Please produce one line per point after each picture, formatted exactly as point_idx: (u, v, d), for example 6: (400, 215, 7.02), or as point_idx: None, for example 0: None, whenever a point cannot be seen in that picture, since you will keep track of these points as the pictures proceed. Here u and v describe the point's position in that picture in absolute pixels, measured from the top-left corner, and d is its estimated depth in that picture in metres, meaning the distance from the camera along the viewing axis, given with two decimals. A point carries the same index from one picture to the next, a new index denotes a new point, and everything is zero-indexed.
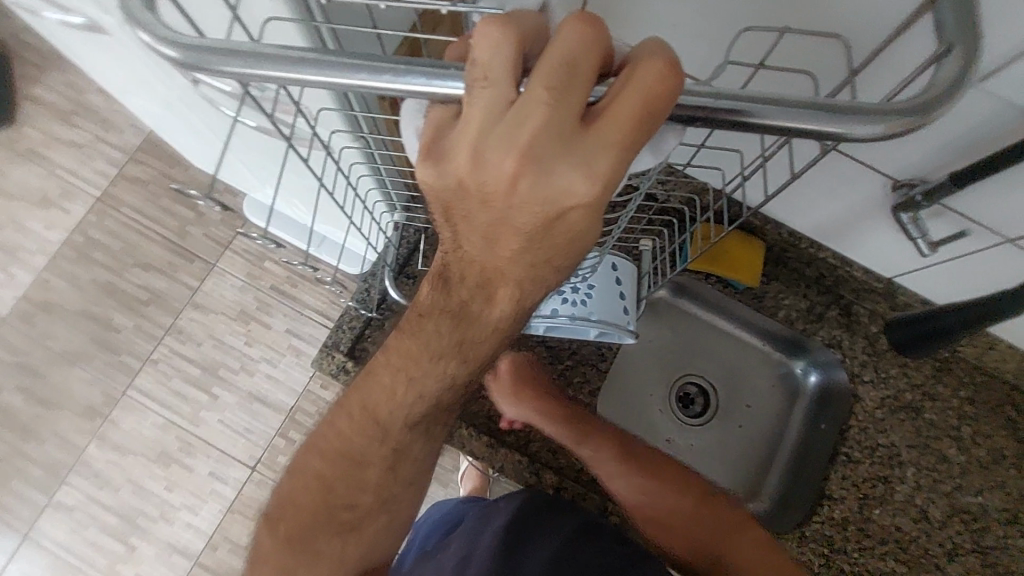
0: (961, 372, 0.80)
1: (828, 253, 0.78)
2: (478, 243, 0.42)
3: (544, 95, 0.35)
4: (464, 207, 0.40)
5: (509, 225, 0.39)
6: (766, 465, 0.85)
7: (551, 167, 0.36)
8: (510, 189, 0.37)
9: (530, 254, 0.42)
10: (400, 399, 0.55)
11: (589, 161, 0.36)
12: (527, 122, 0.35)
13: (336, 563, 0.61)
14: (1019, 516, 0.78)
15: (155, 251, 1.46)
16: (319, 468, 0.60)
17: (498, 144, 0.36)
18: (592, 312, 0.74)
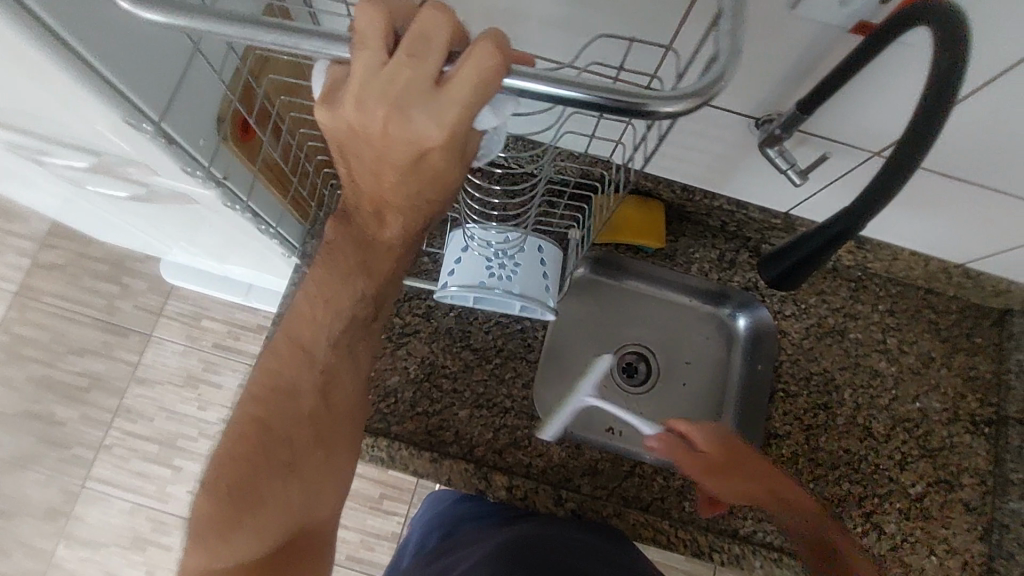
0: (875, 287, 0.84)
1: (723, 201, 0.78)
2: (367, 178, 0.43)
3: (405, 59, 0.36)
4: (354, 150, 0.41)
5: (387, 167, 0.41)
6: (717, 419, 0.84)
7: (412, 121, 0.37)
8: (383, 136, 0.38)
9: (408, 191, 0.44)
10: (320, 322, 0.55)
11: (442, 112, 0.37)
12: (391, 85, 0.36)
13: (284, 506, 0.56)
14: (958, 413, 0.80)
15: (87, 334, 1.40)
16: (253, 412, 0.56)
17: (369, 99, 0.37)
18: (515, 286, 0.69)
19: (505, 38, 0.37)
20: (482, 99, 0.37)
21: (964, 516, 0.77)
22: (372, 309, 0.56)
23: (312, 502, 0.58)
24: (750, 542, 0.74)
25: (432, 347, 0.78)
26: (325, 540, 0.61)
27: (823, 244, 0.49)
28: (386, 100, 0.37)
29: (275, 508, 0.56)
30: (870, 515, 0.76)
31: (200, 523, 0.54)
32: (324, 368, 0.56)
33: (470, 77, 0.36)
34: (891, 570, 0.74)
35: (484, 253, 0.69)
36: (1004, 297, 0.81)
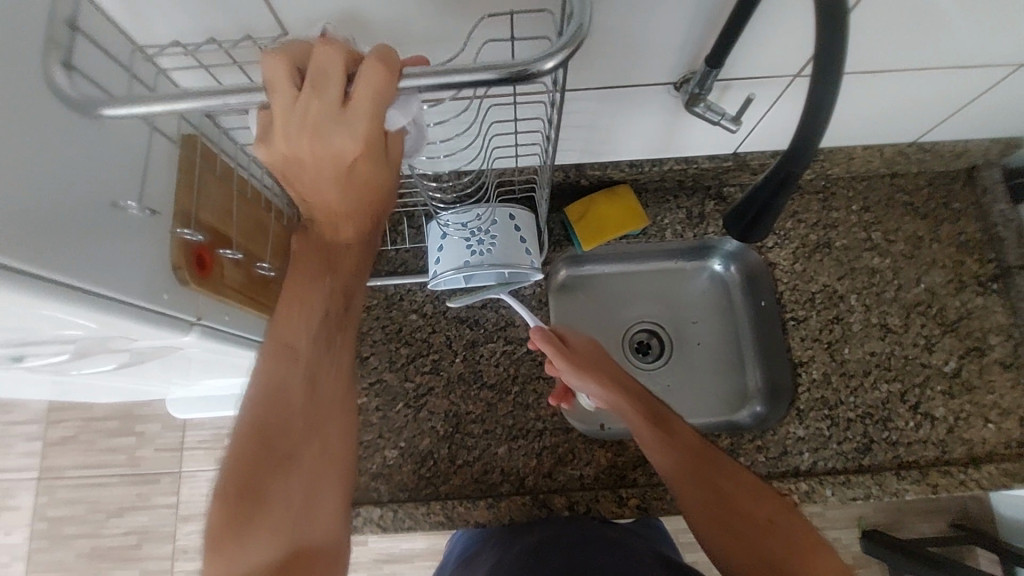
0: (843, 190, 0.85)
1: (671, 162, 0.79)
2: (311, 194, 0.46)
3: (312, 93, 0.40)
4: (298, 176, 0.44)
5: (326, 185, 0.45)
6: (741, 363, 0.86)
7: (331, 139, 0.40)
8: (313, 159, 0.42)
9: (350, 198, 0.47)
10: (298, 322, 0.54)
11: (355, 127, 0.40)
12: (306, 113, 0.40)
13: (290, 507, 0.53)
14: (963, 280, 0.81)
15: (120, 492, 1.39)
16: (251, 419, 0.54)
17: (291, 132, 0.40)
18: (497, 257, 0.73)
19: (389, 52, 0.40)
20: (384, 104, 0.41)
21: (1004, 375, 0.77)
22: (347, 307, 0.55)
23: (316, 502, 0.55)
24: (814, 474, 0.74)
25: (452, 398, 0.78)
26: (338, 552, 0.56)
27: (776, 194, 0.52)
28: (307, 130, 0.40)
29: (283, 505, 0.53)
30: (916, 407, 0.76)
31: (211, 534, 0.51)
32: (313, 368, 0.55)
33: (366, 93, 0.40)
34: (955, 452, 0.74)
35: (462, 235, 0.73)
36: (965, 157, 0.82)
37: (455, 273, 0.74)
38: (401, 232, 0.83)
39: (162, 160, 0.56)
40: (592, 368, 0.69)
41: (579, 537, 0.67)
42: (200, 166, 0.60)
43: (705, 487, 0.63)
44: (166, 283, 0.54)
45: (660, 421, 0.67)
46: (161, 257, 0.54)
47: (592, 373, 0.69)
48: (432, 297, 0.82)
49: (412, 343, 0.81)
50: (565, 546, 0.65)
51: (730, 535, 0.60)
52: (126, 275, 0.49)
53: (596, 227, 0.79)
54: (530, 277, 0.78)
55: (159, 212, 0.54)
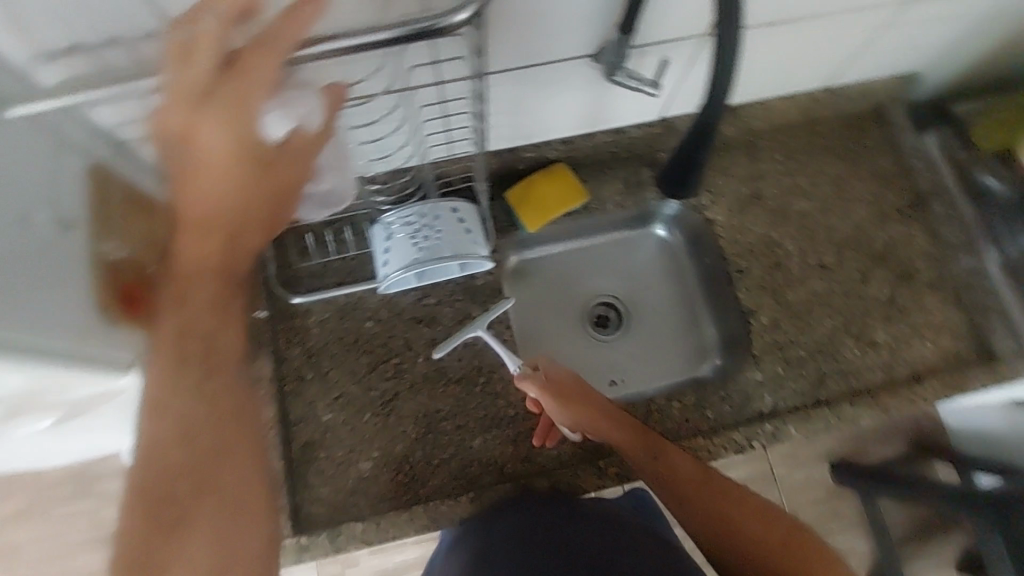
0: (768, 140, 0.88)
1: (600, 136, 0.81)
2: (196, 170, 0.45)
3: (190, 60, 0.43)
4: (190, 148, 0.45)
5: (212, 168, 0.45)
6: (696, 319, 0.89)
7: (214, 110, 0.43)
8: (198, 127, 0.43)
9: (235, 190, 0.46)
10: (188, 319, 0.46)
11: (237, 97, 0.43)
12: (193, 83, 0.43)
13: (214, 537, 0.43)
14: (886, 211, 0.86)
15: (93, 556, 1.30)
16: (150, 435, 0.44)
17: (180, 101, 0.43)
18: (444, 250, 0.74)
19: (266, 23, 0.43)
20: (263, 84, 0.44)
21: (934, 294, 0.83)
22: (228, 308, 0.48)
23: (245, 521, 0.45)
24: (777, 414, 0.77)
25: (419, 399, 0.77)
26: None
27: (698, 145, 0.56)
28: (194, 105, 0.43)
29: (204, 532, 0.43)
30: (860, 336, 0.81)
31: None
32: (204, 369, 0.46)
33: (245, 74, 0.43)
34: (900, 372, 0.79)
35: (406, 233, 0.74)
36: (871, 95, 0.88)
37: (404, 272, 0.73)
38: (344, 240, 0.81)
39: (74, 179, 0.53)
40: (591, 399, 0.69)
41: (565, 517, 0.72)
42: (113, 196, 0.57)
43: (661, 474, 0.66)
44: (83, 314, 0.50)
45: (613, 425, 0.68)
46: (77, 281, 0.50)
47: (586, 402, 0.68)
48: (385, 302, 0.81)
49: (372, 350, 0.79)
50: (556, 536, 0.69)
51: (735, 551, 0.62)
52: (49, 316, 0.46)
53: (538, 206, 0.79)
54: (481, 265, 0.79)
55: (71, 225, 0.50)
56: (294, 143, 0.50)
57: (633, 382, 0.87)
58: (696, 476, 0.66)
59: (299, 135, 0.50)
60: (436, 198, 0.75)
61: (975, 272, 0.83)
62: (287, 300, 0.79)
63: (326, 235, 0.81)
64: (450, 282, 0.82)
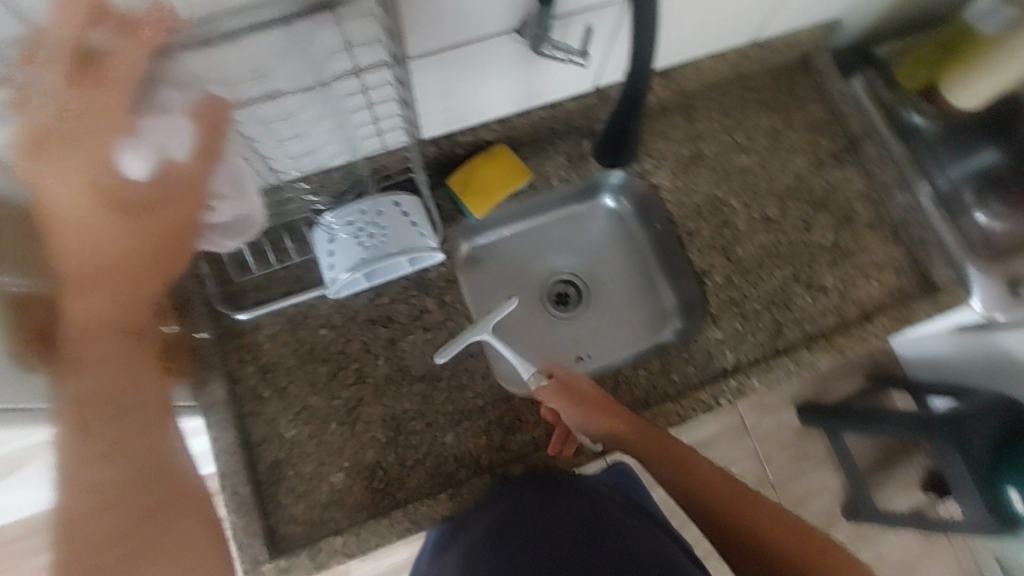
0: (703, 100, 0.88)
1: (539, 111, 0.79)
2: (71, 207, 0.45)
3: (54, 91, 0.42)
4: (57, 184, 0.44)
5: (77, 219, 0.45)
6: (654, 286, 0.90)
7: (85, 144, 0.43)
8: (66, 162, 0.43)
9: (109, 234, 0.47)
10: (91, 352, 0.50)
11: (109, 128, 0.44)
12: (58, 116, 0.43)
13: (158, 543, 0.50)
14: (822, 159, 0.88)
15: None
16: (77, 461, 0.49)
17: (46, 136, 0.43)
18: (391, 247, 0.72)
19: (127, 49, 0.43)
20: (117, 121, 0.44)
21: (874, 234, 0.86)
22: (136, 358, 0.53)
23: (176, 508, 0.53)
24: (740, 368, 0.79)
25: (385, 402, 0.75)
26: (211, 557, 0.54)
27: (629, 116, 0.56)
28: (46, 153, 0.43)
29: (148, 534, 0.50)
30: (810, 283, 0.83)
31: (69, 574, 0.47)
32: (111, 391, 0.50)
33: (91, 113, 0.43)
34: (851, 313, 0.82)
35: (350, 233, 0.71)
36: (796, 45, 0.89)
37: (352, 274, 0.71)
38: (284, 249, 0.77)
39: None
40: (626, 416, 0.68)
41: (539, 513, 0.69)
42: None
43: (676, 469, 0.67)
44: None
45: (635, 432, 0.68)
46: None
47: (622, 420, 0.68)
48: (338, 307, 0.78)
49: (329, 359, 0.76)
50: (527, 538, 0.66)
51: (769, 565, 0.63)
52: None
53: (482, 190, 0.77)
54: (432, 257, 0.77)
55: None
56: (170, 177, 0.48)
57: (599, 355, 0.88)
58: (730, 495, 0.67)
59: (172, 167, 0.48)
60: (376, 194, 0.72)
61: (910, 209, 0.86)
62: (232, 318, 0.75)
63: (265, 245, 0.77)
64: (403, 279, 0.79)
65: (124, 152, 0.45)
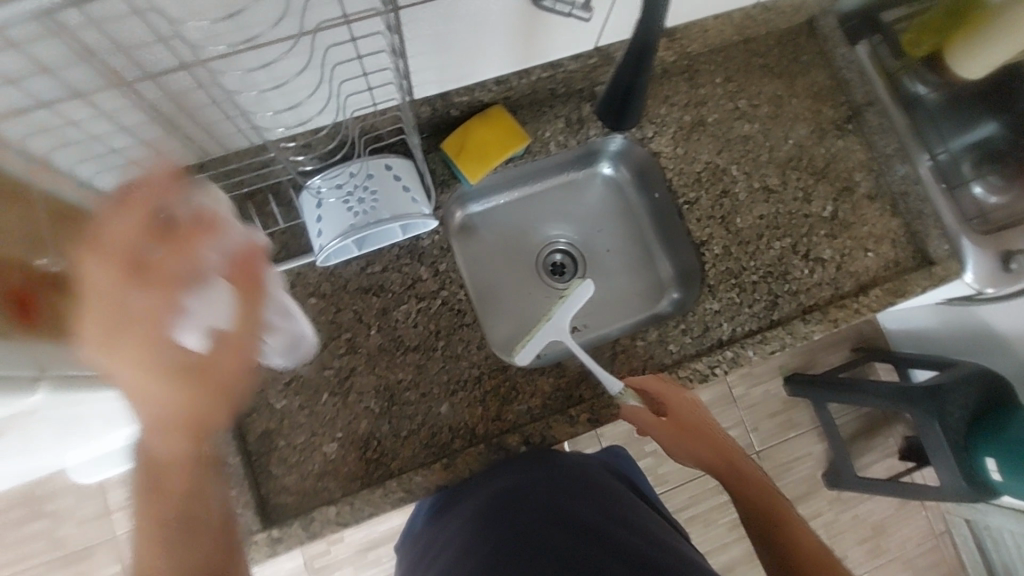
0: (706, 64, 0.85)
1: (537, 71, 0.75)
2: (132, 376, 0.44)
3: (110, 251, 0.43)
4: (122, 356, 0.43)
5: (136, 388, 0.44)
6: (651, 256, 0.89)
7: (139, 314, 0.43)
8: (129, 333, 0.43)
9: (172, 400, 0.45)
10: (171, 482, 0.48)
11: (159, 296, 0.44)
12: (111, 289, 0.43)
13: None
14: (824, 128, 0.86)
15: None
16: (160, 553, 0.47)
17: (106, 306, 0.43)
18: (382, 213, 0.68)
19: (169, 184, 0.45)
20: (168, 303, 0.44)
21: (873, 206, 0.85)
22: (200, 480, 0.50)
23: None
24: (736, 339, 0.78)
25: (378, 372, 0.74)
26: None
27: (638, 73, 0.54)
28: (105, 343, 0.43)
29: None
30: (808, 254, 0.82)
31: None
32: (183, 508, 0.49)
33: (145, 299, 0.43)
34: (847, 285, 0.82)
35: (339, 198, 0.68)
36: (803, 8, 0.86)
37: (341, 241, 0.68)
38: (270, 213, 0.74)
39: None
40: (686, 407, 0.75)
41: (551, 478, 0.67)
42: None
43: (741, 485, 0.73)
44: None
45: (728, 460, 0.75)
46: None
47: (681, 413, 0.75)
48: (327, 275, 0.75)
49: (319, 329, 0.74)
50: (537, 504, 0.63)
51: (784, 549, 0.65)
52: None
53: (477, 154, 0.74)
54: (425, 224, 0.74)
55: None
56: (221, 337, 0.48)
57: (595, 326, 0.87)
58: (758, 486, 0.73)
59: (219, 334, 0.48)
60: (366, 157, 0.69)
61: (909, 179, 0.85)
62: None
63: (250, 209, 0.74)
64: (395, 247, 0.77)
65: (179, 325, 0.46)
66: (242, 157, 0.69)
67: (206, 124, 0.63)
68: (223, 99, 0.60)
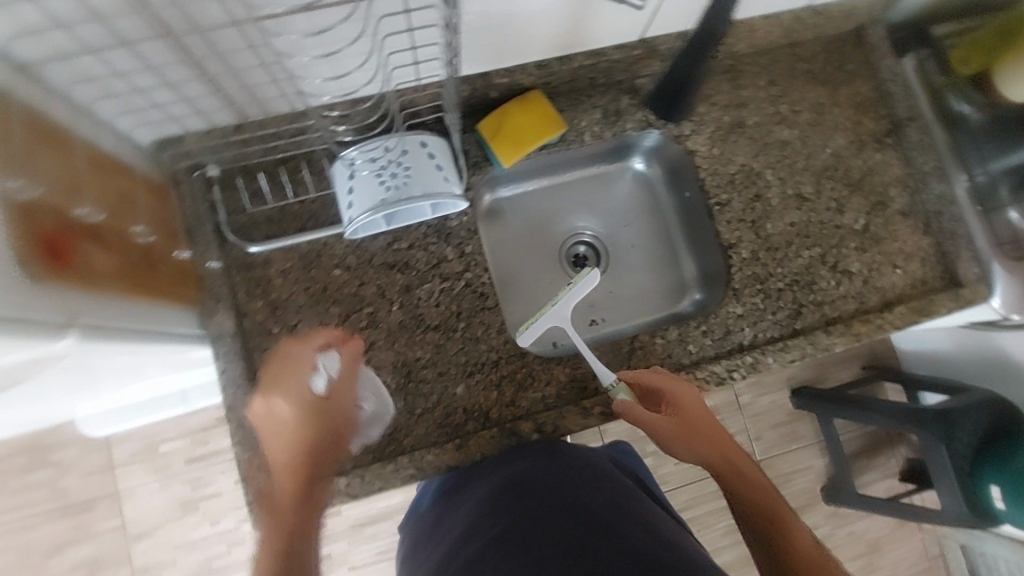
0: (749, 65, 0.84)
1: (581, 58, 0.75)
2: (283, 430, 0.61)
3: (289, 345, 0.63)
4: (279, 413, 0.61)
5: (282, 439, 0.61)
6: (676, 255, 0.88)
7: (297, 380, 0.62)
8: (288, 393, 0.61)
9: (301, 451, 0.60)
10: (280, 529, 0.57)
11: (311, 371, 0.62)
12: (284, 364, 0.63)
13: None
14: (863, 140, 0.85)
15: (49, 530, 1.20)
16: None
17: (277, 375, 0.62)
18: (415, 190, 0.68)
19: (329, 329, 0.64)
20: (311, 372, 0.62)
21: (905, 222, 0.84)
22: (302, 530, 0.58)
23: None
24: (757, 345, 0.78)
25: (397, 348, 0.74)
26: None
27: None
28: (268, 400, 0.62)
29: None
30: (836, 266, 0.81)
31: None
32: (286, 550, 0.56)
33: (298, 367, 0.62)
34: (872, 301, 0.81)
35: (372, 171, 0.67)
36: (853, 16, 0.85)
37: (372, 214, 0.67)
38: (302, 181, 0.74)
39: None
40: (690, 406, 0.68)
41: (554, 474, 0.66)
42: (20, 126, 0.47)
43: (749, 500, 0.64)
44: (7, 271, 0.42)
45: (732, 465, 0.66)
46: None
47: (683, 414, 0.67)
48: (353, 247, 0.75)
49: (341, 300, 0.74)
50: (528, 502, 0.61)
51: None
52: None
53: (514, 138, 0.74)
54: (455, 204, 0.74)
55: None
56: (337, 409, 0.63)
57: (614, 321, 0.87)
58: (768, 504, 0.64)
59: (336, 409, 0.64)
60: (404, 132, 0.68)
61: (945, 198, 0.84)
62: (243, 249, 0.72)
63: (283, 175, 0.74)
64: (422, 225, 0.77)
65: (312, 391, 0.62)
66: (278, 122, 0.70)
67: (249, 85, 0.63)
68: (273, 63, 0.60)
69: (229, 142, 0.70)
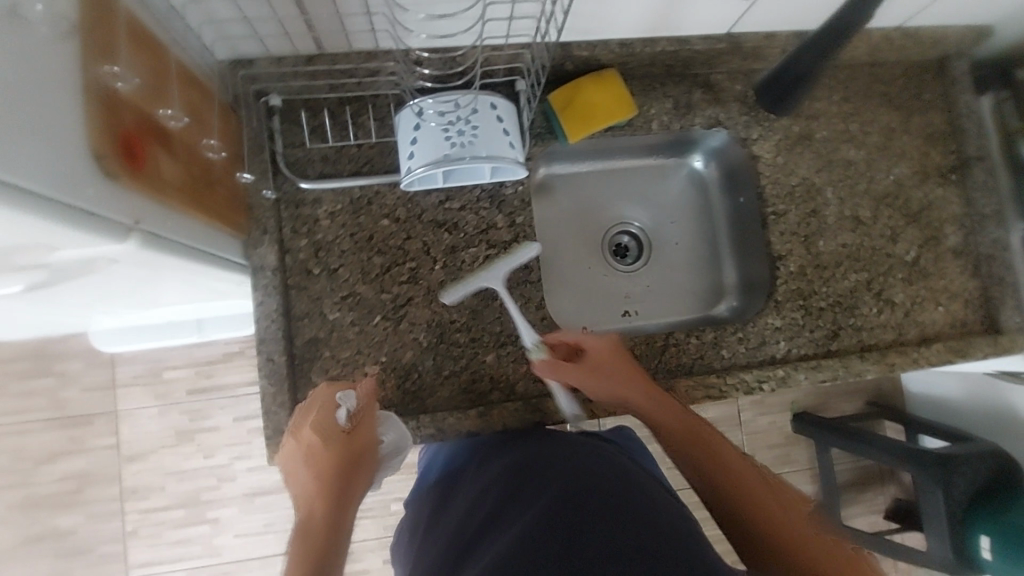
0: (826, 78, 0.83)
1: (663, 43, 0.74)
2: (305, 469, 0.61)
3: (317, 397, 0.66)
4: (304, 450, 0.62)
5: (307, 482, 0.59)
6: (719, 259, 0.87)
7: (321, 418, 0.63)
8: (312, 430, 0.62)
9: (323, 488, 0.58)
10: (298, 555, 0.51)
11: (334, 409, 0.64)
12: (311, 409, 0.65)
13: None
14: (928, 172, 0.84)
15: (47, 438, 1.20)
16: None
17: (303, 419, 0.64)
18: (480, 150, 0.67)
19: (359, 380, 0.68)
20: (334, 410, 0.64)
21: (956, 261, 0.83)
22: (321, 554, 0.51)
23: None
24: (789, 360, 0.77)
25: (434, 307, 0.73)
26: None
27: None
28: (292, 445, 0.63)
29: None
30: (880, 293, 0.80)
31: None
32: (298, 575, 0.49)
33: (323, 409, 0.64)
34: (910, 334, 0.80)
35: (441, 124, 0.66)
36: (940, 44, 0.83)
37: (433, 168, 0.66)
38: (364, 125, 0.73)
39: None
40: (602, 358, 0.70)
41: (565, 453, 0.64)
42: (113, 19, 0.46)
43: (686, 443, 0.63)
44: (81, 150, 0.41)
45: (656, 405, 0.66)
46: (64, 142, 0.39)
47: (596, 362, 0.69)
48: (405, 200, 0.74)
49: (385, 251, 0.73)
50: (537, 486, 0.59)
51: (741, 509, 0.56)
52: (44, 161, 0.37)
53: (584, 114, 0.73)
54: (515, 172, 0.73)
55: (68, 37, 0.41)
56: (360, 447, 0.62)
57: (647, 316, 0.86)
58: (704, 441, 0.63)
59: (359, 448, 0.62)
60: (478, 89, 0.67)
61: (999, 243, 0.82)
62: (295, 184, 0.71)
63: (345, 117, 0.72)
64: (477, 188, 0.76)
65: (333, 425, 0.63)
66: (352, 60, 0.70)
67: (341, 13, 0.63)
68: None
69: (299, 72, 0.70)
